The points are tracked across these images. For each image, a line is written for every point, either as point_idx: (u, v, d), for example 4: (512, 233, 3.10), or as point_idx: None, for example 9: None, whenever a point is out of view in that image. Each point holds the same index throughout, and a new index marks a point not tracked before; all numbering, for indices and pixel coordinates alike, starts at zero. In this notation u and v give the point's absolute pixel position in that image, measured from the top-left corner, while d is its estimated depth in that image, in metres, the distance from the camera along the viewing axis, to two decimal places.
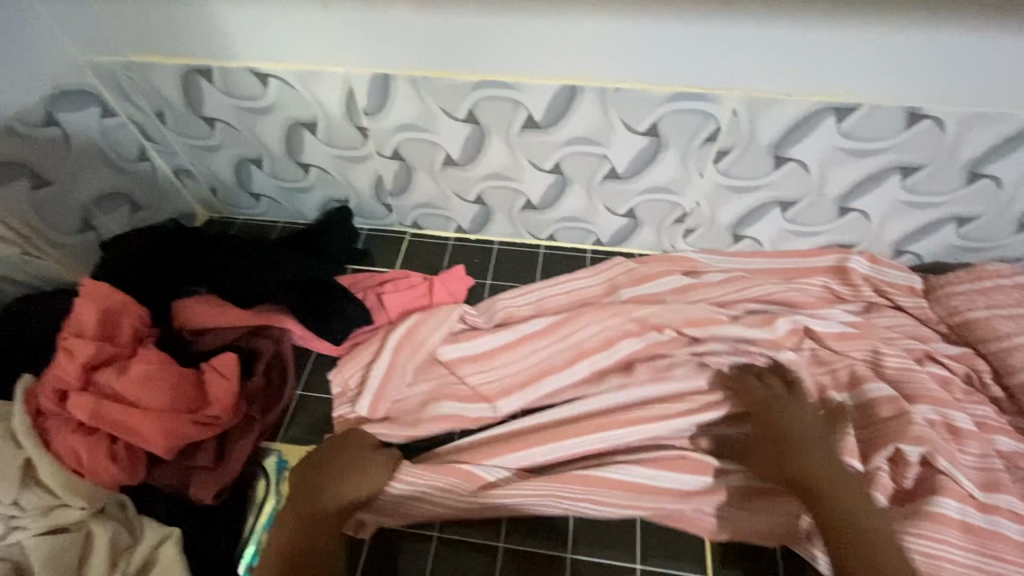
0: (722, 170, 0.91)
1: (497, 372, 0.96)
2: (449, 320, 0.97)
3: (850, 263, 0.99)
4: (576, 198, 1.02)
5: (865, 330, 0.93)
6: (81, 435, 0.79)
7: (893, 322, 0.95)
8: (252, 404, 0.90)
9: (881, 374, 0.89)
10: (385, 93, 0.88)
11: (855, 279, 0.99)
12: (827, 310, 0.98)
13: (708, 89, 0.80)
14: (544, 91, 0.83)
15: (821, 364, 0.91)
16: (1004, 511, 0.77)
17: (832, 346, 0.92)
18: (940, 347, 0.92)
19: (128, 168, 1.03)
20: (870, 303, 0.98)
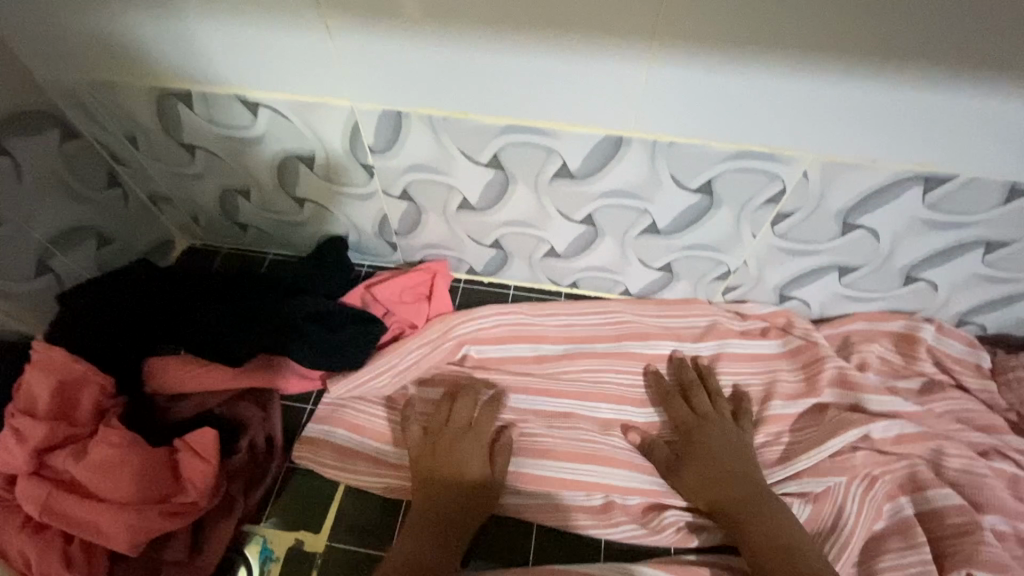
0: (780, 233, 0.80)
1: (517, 450, 0.85)
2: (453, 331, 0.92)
3: (921, 331, 0.90)
4: (607, 250, 0.90)
5: (925, 419, 0.85)
6: (33, 534, 0.67)
7: (958, 407, 0.86)
8: (234, 482, 0.78)
9: (945, 472, 0.81)
10: (396, 131, 0.75)
11: (916, 352, 0.90)
12: (883, 388, 0.89)
13: (779, 149, 0.68)
14: (584, 140, 0.71)
15: (879, 456, 0.82)
16: None
17: (887, 436, 0.83)
18: (1012, 440, 0.83)
19: (95, 197, 0.89)
20: (930, 381, 0.89)
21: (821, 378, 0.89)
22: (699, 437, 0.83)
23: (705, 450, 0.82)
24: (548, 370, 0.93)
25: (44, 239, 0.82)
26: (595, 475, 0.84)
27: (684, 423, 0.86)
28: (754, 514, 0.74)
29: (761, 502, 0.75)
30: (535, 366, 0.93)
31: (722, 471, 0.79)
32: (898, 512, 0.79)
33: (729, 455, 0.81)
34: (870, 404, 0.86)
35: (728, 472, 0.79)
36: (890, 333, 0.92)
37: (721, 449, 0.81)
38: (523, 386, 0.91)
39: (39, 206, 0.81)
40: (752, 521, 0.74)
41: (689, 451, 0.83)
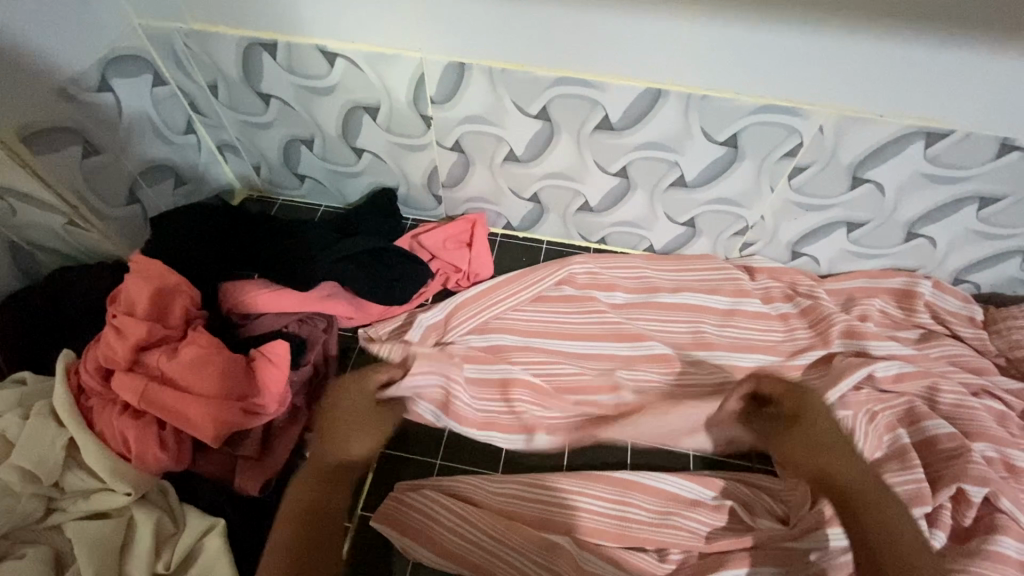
0: (795, 187, 0.89)
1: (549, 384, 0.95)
2: (513, 293, 1.00)
3: (919, 287, 0.98)
4: (637, 204, 0.99)
5: (921, 363, 0.93)
6: (131, 418, 0.76)
7: (952, 352, 0.95)
8: (297, 395, 0.87)
9: (938, 407, 0.89)
10: (458, 83, 0.85)
11: (915, 305, 0.98)
12: (885, 336, 0.97)
13: (800, 104, 0.77)
14: (626, 92, 0.81)
15: (879, 393, 0.91)
16: None
17: (888, 376, 0.92)
18: (1000, 381, 0.92)
19: (175, 140, 0.98)
20: (927, 331, 0.98)
21: (828, 327, 0.97)
22: (801, 419, 0.84)
23: (807, 435, 0.82)
24: (576, 311, 1.01)
25: (134, 171, 0.92)
26: (622, 406, 0.93)
27: (791, 403, 0.86)
28: (881, 503, 0.69)
29: (881, 496, 0.70)
30: (568, 310, 1.01)
31: (840, 463, 0.75)
32: (896, 440, 0.86)
33: (830, 437, 0.79)
34: (873, 347, 0.95)
35: (832, 455, 0.77)
36: (892, 287, 1.01)
37: (830, 436, 0.79)
38: (555, 326, 0.99)
39: (132, 141, 0.90)
40: (868, 514, 0.68)
41: (788, 430, 0.84)
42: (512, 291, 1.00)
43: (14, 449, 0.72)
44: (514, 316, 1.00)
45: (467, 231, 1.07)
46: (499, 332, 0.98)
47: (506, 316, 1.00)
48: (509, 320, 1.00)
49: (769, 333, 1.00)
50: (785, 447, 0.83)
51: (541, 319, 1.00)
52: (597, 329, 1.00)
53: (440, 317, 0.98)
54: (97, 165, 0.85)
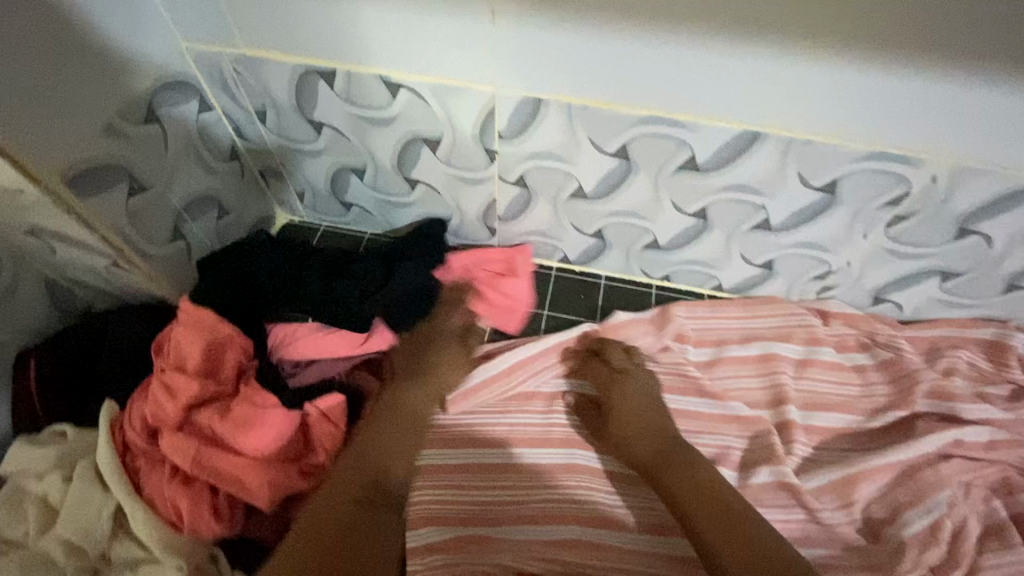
0: (892, 235, 0.82)
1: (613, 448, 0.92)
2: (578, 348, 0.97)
3: (1013, 340, 0.91)
4: (711, 244, 0.93)
5: (1017, 427, 0.87)
6: (181, 484, 0.71)
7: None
8: None
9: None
10: (531, 117, 0.78)
11: (1008, 359, 0.91)
12: (976, 394, 0.90)
13: (914, 150, 0.70)
14: (719, 134, 0.74)
15: (974, 461, 0.84)
16: None
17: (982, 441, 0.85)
18: None
19: (218, 168, 0.92)
20: (1019, 388, 0.91)
21: (914, 383, 0.91)
22: (612, 402, 0.89)
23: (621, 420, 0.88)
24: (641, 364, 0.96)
25: (179, 205, 0.85)
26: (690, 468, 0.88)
27: (603, 385, 0.92)
28: (676, 463, 0.81)
29: (687, 452, 0.83)
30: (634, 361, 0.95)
31: (642, 432, 0.86)
32: (995, 515, 0.80)
33: (644, 407, 0.88)
34: (965, 408, 0.88)
35: (642, 427, 0.86)
36: (983, 338, 0.93)
37: (619, 403, 0.89)
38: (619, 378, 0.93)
39: (178, 173, 0.84)
40: (668, 472, 0.81)
41: (608, 426, 0.89)
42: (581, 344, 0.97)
43: (59, 518, 0.68)
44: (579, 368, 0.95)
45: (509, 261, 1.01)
46: None
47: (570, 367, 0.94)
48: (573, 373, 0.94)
49: (847, 388, 0.94)
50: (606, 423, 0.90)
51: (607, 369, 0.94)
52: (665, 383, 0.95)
53: (505, 366, 0.94)
54: (144, 202, 0.78)
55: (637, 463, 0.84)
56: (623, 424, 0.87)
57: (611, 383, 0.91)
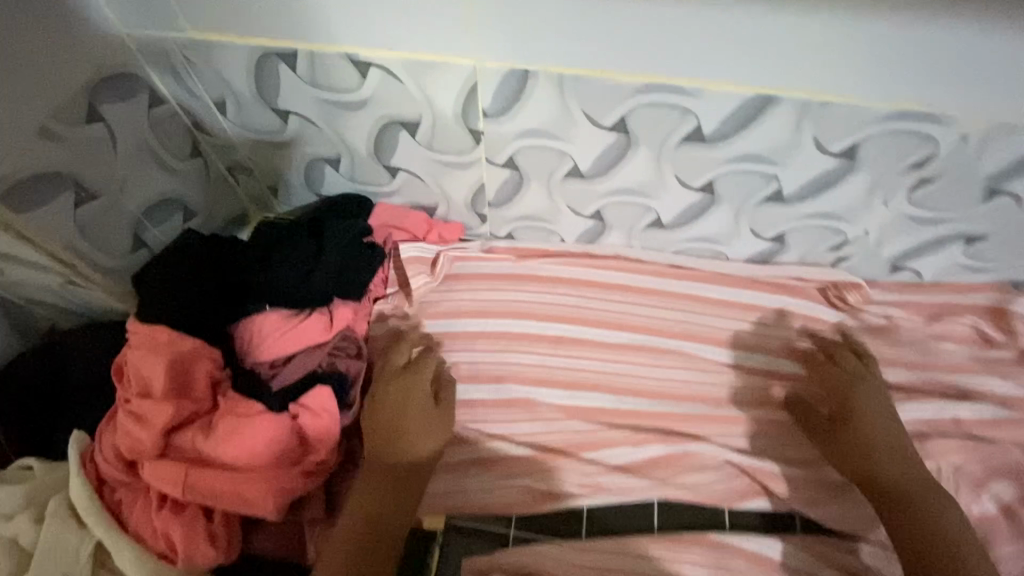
0: (915, 201, 0.76)
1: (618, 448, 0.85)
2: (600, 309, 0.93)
3: (1013, 306, 0.87)
4: (717, 220, 0.86)
5: None
6: (171, 512, 0.65)
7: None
8: (354, 438, 0.79)
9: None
10: (519, 92, 0.70)
11: (1014, 325, 0.88)
12: (978, 361, 0.86)
13: (942, 109, 0.63)
14: (729, 100, 0.66)
15: (981, 438, 0.79)
16: None
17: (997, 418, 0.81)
18: None
19: (179, 167, 0.84)
20: None
21: (928, 356, 0.86)
22: (860, 412, 0.76)
23: (857, 443, 0.74)
24: (646, 355, 0.91)
25: (138, 211, 0.78)
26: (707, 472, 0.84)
27: (834, 389, 0.80)
28: (905, 456, 0.72)
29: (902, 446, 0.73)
30: (630, 353, 0.91)
31: (889, 443, 0.73)
32: (1005, 498, 0.75)
33: (886, 431, 0.74)
34: (976, 380, 0.84)
35: (878, 455, 0.73)
36: (989, 304, 0.89)
37: (883, 440, 0.73)
38: (616, 373, 0.90)
39: (132, 176, 0.76)
40: (920, 505, 0.68)
41: (850, 449, 0.75)
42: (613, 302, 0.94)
43: (35, 565, 0.62)
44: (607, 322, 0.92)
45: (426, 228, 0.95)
46: (559, 385, 0.89)
47: (570, 363, 0.90)
48: (571, 370, 0.90)
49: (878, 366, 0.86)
50: (832, 431, 0.77)
51: (614, 364, 0.90)
52: (671, 369, 0.90)
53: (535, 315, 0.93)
54: (94, 211, 0.71)
55: (881, 484, 0.71)
56: (829, 445, 0.77)
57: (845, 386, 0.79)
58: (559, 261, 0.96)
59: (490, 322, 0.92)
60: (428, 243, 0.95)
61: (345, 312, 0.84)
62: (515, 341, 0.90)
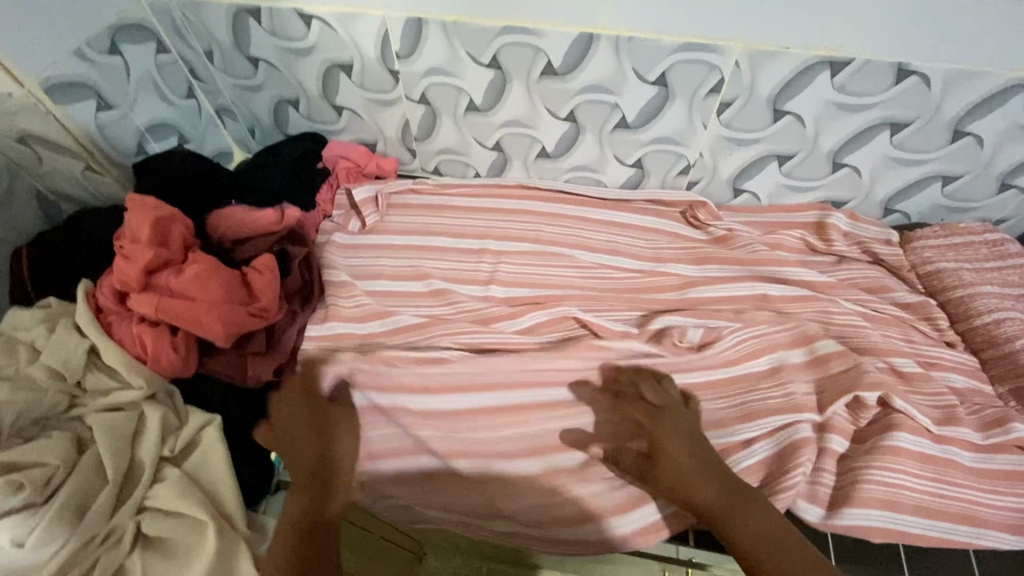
0: (726, 122, 0.98)
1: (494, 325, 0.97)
2: (503, 222, 1.15)
3: (829, 219, 1.07)
4: (588, 147, 1.10)
5: (838, 286, 1.01)
6: (149, 326, 0.90)
7: (865, 276, 1.03)
8: (292, 302, 1.02)
9: (833, 325, 0.97)
10: (418, 36, 0.96)
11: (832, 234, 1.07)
12: (799, 261, 1.06)
13: (715, 41, 0.87)
14: (564, 39, 0.91)
15: (786, 314, 0.99)
16: (957, 441, 0.86)
17: (805, 299, 1.00)
18: (904, 296, 1.00)
19: (177, 102, 1.11)
20: (842, 257, 1.06)
21: (760, 256, 1.06)
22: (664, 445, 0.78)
23: (664, 472, 0.76)
24: (534, 258, 1.10)
25: (143, 125, 1.06)
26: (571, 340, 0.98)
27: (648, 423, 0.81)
28: (739, 500, 0.73)
29: (747, 489, 0.74)
30: (522, 254, 1.10)
31: (694, 462, 0.76)
32: (798, 355, 0.94)
33: (690, 441, 0.78)
34: (794, 274, 1.04)
35: (690, 471, 0.75)
36: (813, 220, 1.09)
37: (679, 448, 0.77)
38: (512, 268, 1.10)
39: (140, 100, 1.03)
40: (733, 517, 0.71)
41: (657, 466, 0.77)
42: (515, 218, 1.15)
43: (43, 352, 0.86)
44: (507, 229, 1.13)
45: (368, 160, 1.19)
46: (464, 276, 1.09)
47: (474, 262, 1.10)
48: (473, 270, 1.10)
49: (715, 264, 1.06)
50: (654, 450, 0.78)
51: (514, 267, 1.09)
52: (557, 268, 1.09)
53: (450, 224, 1.14)
54: (109, 119, 0.99)
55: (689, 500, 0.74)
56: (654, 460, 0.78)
57: (654, 420, 0.82)
58: (471, 187, 1.19)
59: (410, 231, 1.14)
60: (368, 173, 1.19)
61: (294, 211, 1.07)
62: (430, 243, 1.12)
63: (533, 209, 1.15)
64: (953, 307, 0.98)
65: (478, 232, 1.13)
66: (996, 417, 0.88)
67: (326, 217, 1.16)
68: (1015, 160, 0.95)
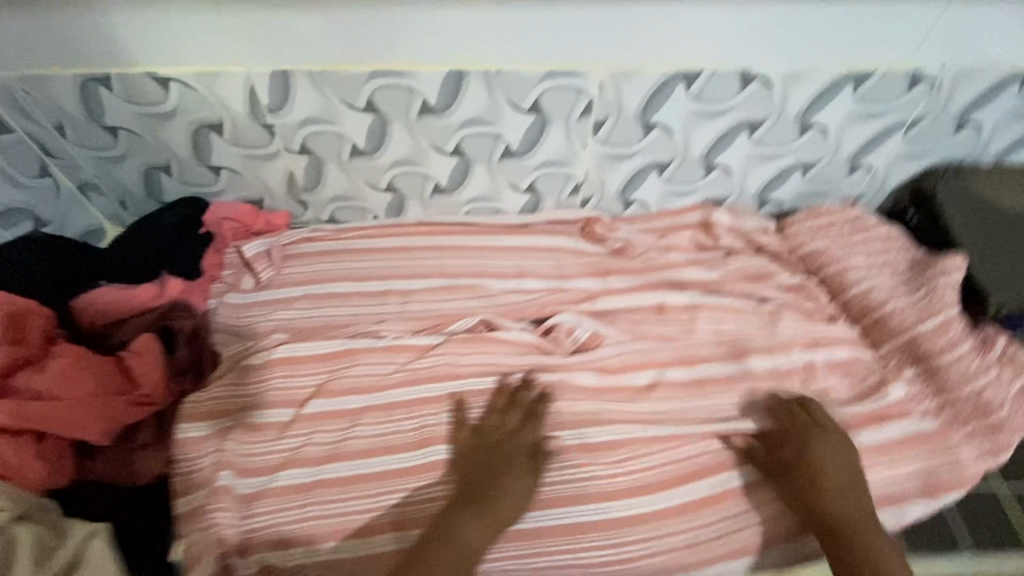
0: (603, 140, 1.03)
1: (406, 370, 0.94)
2: (404, 263, 1.12)
3: (712, 218, 1.13)
4: (481, 177, 1.10)
5: (729, 283, 1.07)
6: (9, 437, 0.79)
7: (752, 268, 1.09)
8: (184, 379, 0.94)
9: (730, 320, 1.02)
10: (285, 90, 0.94)
11: (718, 231, 1.13)
12: (692, 262, 1.11)
13: (577, 66, 0.92)
14: (434, 77, 0.92)
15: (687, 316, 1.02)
16: (856, 418, 0.90)
17: (702, 299, 1.04)
18: (789, 283, 1.07)
19: (28, 183, 1.04)
20: (731, 252, 1.12)
21: (656, 262, 1.10)
22: (809, 463, 0.81)
23: (841, 485, 0.80)
24: (441, 293, 1.08)
25: None
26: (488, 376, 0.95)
27: (793, 447, 0.84)
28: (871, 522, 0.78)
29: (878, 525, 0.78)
30: (430, 294, 1.08)
31: (844, 474, 0.81)
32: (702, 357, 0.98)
33: (834, 469, 0.81)
34: (690, 276, 1.08)
35: (829, 493, 0.79)
36: (699, 220, 1.15)
37: (843, 486, 0.80)
38: (421, 309, 1.07)
39: None
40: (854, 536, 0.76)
41: (802, 483, 0.81)
42: (420, 256, 1.12)
43: None
44: (410, 270, 1.11)
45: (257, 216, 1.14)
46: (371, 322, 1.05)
47: (379, 309, 1.06)
48: (381, 316, 1.06)
49: (617, 277, 1.09)
50: (796, 468, 0.82)
51: (422, 307, 1.07)
52: (466, 300, 1.08)
53: (348, 280, 1.09)
54: None
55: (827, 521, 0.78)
56: (801, 469, 0.82)
57: (817, 436, 0.84)
58: (369, 230, 1.15)
59: (306, 286, 1.07)
60: (258, 230, 1.14)
61: (177, 282, 1.01)
62: (331, 298, 1.06)
63: (435, 244, 1.14)
64: (829, 284, 1.06)
65: (381, 277, 1.10)
66: (880, 382, 0.95)
67: (215, 281, 1.08)
68: (858, 144, 1.04)
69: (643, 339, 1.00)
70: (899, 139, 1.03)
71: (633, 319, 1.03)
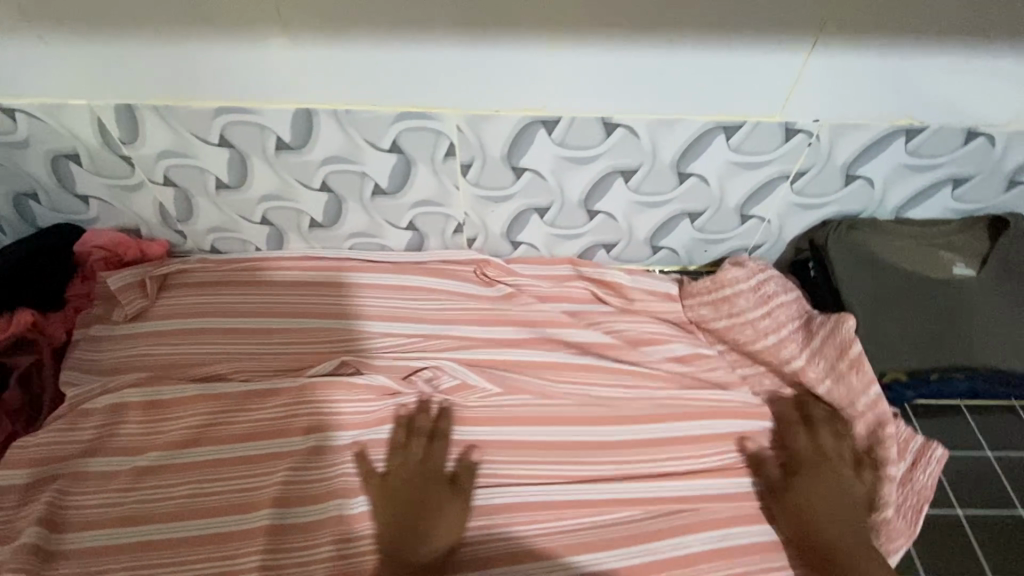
0: (473, 181, 0.98)
1: (250, 422, 0.90)
2: (277, 306, 1.08)
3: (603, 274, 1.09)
4: (357, 215, 1.06)
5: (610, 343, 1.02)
6: None
7: (637, 326, 1.04)
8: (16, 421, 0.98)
9: (602, 385, 0.97)
10: (133, 122, 0.91)
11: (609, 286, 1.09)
12: (576, 315, 1.06)
13: (429, 108, 0.88)
14: (283, 114, 0.89)
15: (558, 377, 0.98)
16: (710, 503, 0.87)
17: (576, 359, 1.00)
18: (672, 344, 1.02)
19: None
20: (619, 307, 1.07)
21: (538, 315, 1.05)
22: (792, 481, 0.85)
23: (794, 506, 0.84)
24: (309, 338, 1.04)
25: None
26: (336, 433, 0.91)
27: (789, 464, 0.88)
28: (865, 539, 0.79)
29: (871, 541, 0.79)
30: (299, 339, 1.04)
31: (818, 496, 0.84)
32: (566, 425, 0.93)
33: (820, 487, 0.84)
34: (571, 333, 1.03)
35: (816, 509, 0.83)
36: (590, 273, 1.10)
37: (821, 501, 0.83)
38: (286, 355, 1.02)
39: None
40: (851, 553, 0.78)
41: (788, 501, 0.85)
42: (296, 300, 1.07)
43: None
44: (283, 313, 1.06)
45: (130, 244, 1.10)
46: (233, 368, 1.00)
47: (243, 355, 1.02)
48: (244, 360, 1.02)
49: (495, 328, 1.04)
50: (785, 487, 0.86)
51: (289, 352, 1.03)
52: (335, 346, 1.03)
53: (217, 324, 1.05)
54: None
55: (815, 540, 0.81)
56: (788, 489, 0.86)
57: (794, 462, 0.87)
58: (242, 264, 1.10)
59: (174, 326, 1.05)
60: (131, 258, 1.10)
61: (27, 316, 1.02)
62: (196, 342, 1.03)
63: (312, 282, 1.09)
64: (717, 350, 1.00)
65: (252, 324, 1.06)
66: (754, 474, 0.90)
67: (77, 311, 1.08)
68: (743, 195, 0.98)
69: (506, 399, 0.95)
70: (787, 191, 0.97)
71: (502, 375, 0.98)
